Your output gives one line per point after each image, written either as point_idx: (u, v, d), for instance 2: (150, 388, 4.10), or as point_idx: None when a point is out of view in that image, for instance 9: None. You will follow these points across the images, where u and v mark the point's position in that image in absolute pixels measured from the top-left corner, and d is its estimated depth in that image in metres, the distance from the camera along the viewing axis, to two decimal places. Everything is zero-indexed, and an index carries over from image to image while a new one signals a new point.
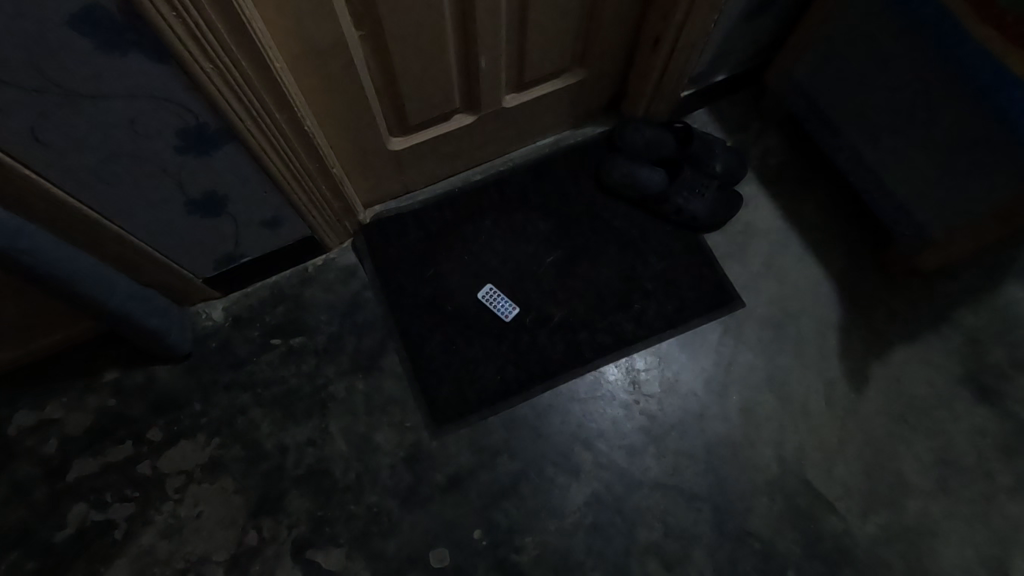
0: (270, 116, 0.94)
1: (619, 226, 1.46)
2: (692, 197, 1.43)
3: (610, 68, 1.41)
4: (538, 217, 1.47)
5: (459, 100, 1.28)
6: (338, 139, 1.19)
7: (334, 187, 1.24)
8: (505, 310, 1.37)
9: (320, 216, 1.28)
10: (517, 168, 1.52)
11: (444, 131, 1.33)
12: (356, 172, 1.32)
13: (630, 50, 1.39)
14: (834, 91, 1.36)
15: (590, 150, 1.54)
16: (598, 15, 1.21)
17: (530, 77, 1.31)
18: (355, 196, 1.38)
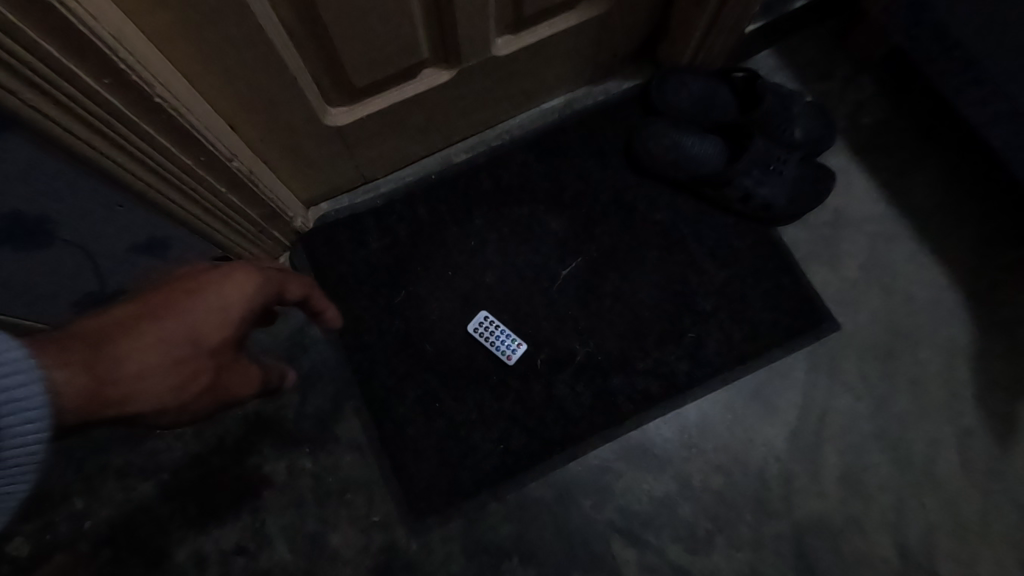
0: (50, 60, 0.51)
1: (660, 220, 1.06)
2: (766, 177, 1.01)
3: None
4: (548, 212, 1.07)
5: (427, 48, 0.85)
6: (235, 114, 0.77)
7: (239, 186, 0.82)
8: (506, 349, 0.97)
9: (225, 228, 0.86)
10: (516, 142, 1.11)
11: (406, 94, 0.91)
12: (279, 161, 0.90)
13: None
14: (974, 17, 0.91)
15: (616, 114, 1.12)
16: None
17: (529, 10, 0.88)
18: (285, 192, 0.97)
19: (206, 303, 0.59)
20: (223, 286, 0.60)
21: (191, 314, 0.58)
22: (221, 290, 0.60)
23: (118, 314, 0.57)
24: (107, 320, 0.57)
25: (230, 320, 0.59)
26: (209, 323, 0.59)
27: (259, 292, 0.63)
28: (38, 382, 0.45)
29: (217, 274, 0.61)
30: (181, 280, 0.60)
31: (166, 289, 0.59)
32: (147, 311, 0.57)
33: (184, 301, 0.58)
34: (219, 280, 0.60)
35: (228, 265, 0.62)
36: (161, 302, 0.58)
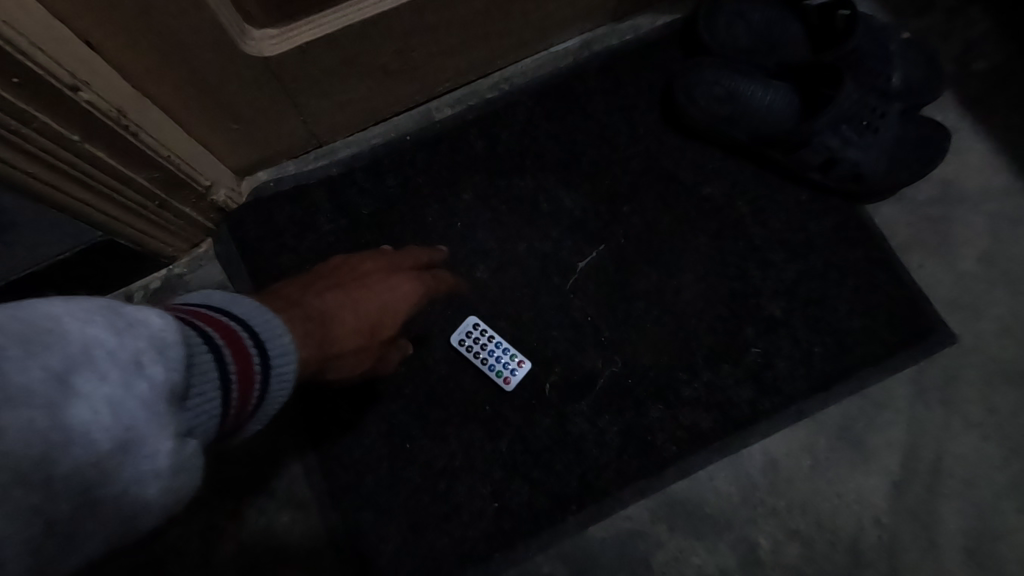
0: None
1: (711, 195, 0.79)
2: (857, 138, 0.74)
3: None
4: (559, 184, 0.80)
5: None
6: (85, 22, 0.49)
7: (94, 132, 0.54)
8: (503, 369, 0.72)
9: (84, 196, 0.58)
10: (518, 93, 0.84)
11: (366, 18, 0.64)
12: (178, 105, 0.63)
13: None
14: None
15: (649, 56, 0.85)
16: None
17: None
18: (199, 154, 0.70)
19: (388, 299, 0.64)
20: (400, 288, 0.65)
21: (372, 312, 0.62)
22: (404, 296, 0.65)
23: (323, 300, 0.60)
24: (301, 292, 0.61)
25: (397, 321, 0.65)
26: (375, 317, 0.63)
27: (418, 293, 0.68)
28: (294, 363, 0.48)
29: (393, 275, 0.66)
30: (354, 265, 0.66)
31: (358, 283, 0.63)
32: (340, 303, 0.61)
33: (371, 306, 0.62)
34: (393, 285, 0.65)
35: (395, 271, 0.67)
36: (356, 292, 0.62)
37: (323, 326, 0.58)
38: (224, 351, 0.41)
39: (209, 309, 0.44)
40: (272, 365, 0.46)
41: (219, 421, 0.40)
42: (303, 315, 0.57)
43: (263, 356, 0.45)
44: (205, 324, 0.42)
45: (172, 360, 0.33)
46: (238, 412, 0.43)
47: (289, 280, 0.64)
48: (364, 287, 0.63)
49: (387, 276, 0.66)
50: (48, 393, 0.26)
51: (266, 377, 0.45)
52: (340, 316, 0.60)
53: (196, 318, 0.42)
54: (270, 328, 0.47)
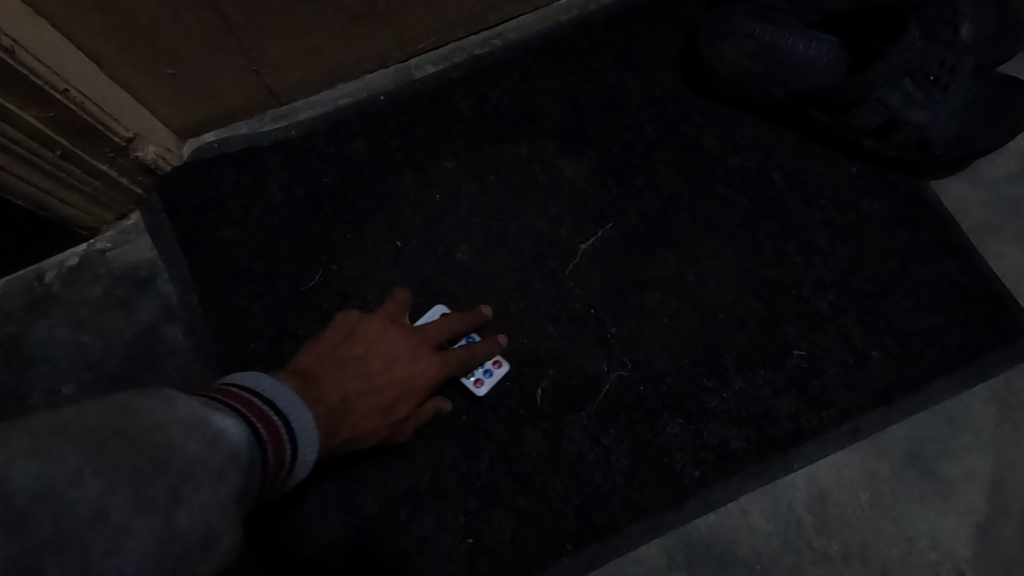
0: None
1: (742, 168, 0.66)
2: (923, 97, 0.61)
3: None
4: (560, 152, 0.67)
5: None
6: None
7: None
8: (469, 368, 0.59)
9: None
10: (513, 50, 0.72)
11: None
12: (74, 25, 0.50)
13: None
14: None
15: (669, 8, 0.72)
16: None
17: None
18: (118, 95, 0.57)
19: (412, 387, 0.52)
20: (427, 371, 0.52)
21: (389, 404, 0.51)
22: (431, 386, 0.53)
23: (339, 388, 0.49)
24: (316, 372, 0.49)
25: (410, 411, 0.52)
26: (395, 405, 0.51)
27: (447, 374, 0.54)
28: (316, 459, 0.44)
29: (422, 354, 0.53)
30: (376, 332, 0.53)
31: (382, 366, 0.51)
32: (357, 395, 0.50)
33: (393, 397, 0.51)
34: (411, 375, 0.52)
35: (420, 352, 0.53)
36: (375, 377, 0.51)
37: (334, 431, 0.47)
38: (268, 446, 0.38)
39: (252, 392, 0.40)
40: (298, 460, 0.42)
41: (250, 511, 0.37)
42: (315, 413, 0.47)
43: (295, 450, 0.41)
44: (250, 409, 0.38)
45: (243, 469, 0.32)
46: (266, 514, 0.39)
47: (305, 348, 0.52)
48: (385, 371, 0.51)
49: (417, 357, 0.52)
50: (171, 502, 0.25)
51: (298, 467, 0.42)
52: (354, 410, 0.49)
53: (242, 404, 0.39)
54: (303, 419, 0.42)
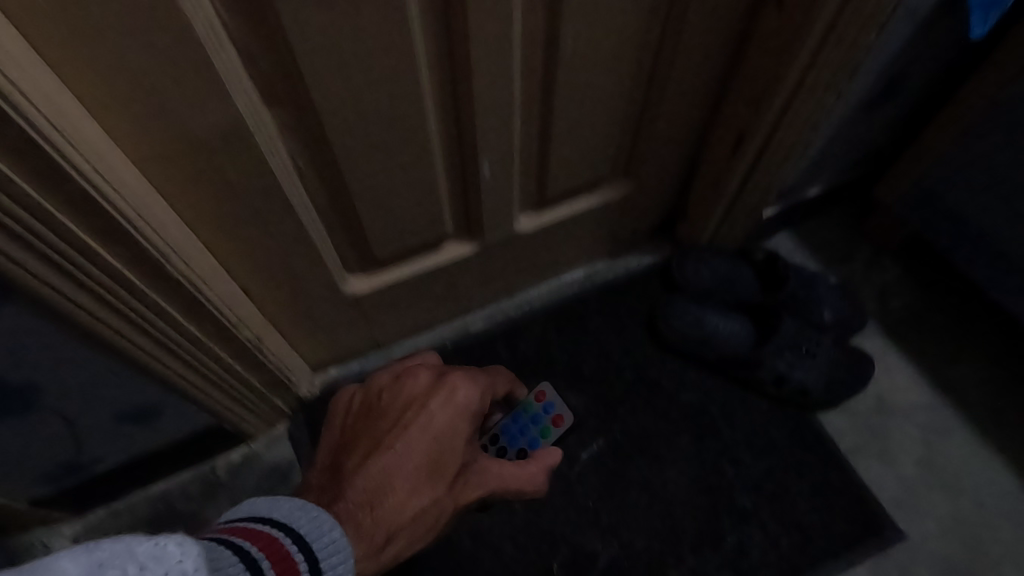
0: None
1: (689, 402, 0.99)
2: (800, 362, 0.96)
3: (665, 179, 1.01)
4: (567, 388, 1.01)
5: (450, 224, 0.87)
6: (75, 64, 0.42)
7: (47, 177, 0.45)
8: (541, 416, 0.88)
9: (16, 255, 0.48)
10: (533, 313, 1.09)
11: (431, 268, 0.91)
12: (183, 196, 0.57)
13: (695, 151, 0.98)
14: (994, 210, 0.90)
15: (637, 288, 1.11)
16: (664, 61, 0.75)
17: (554, 187, 0.90)
18: (224, 284, 0.70)
19: (444, 429, 0.57)
20: (445, 405, 0.58)
21: (430, 454, 0.56)
22: (439, 411, 0.58)
23: (374, 445, 0.56)
24: (342, 464, 0.56)
25: (454, 433, 0.58)
26: (439, 457, 0.57)
27: (469, 396, 0.60)
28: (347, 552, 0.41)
29: (435, 392, 0.59)
30: (381, 399, 0.60)
31: (402, 410, 0.58)
32: (386, 452, 0.55)
33: (431, 441, 0.56)
34: (426, 401, 0.58)
35: (427, 380, 0.60)
36: (398, 440, 0.56)
37: (371, 505, 0.52)
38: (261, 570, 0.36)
39: (257, 516, 0.40)
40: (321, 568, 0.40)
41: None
42: (350, 496, 0.52)
43: (312, 559, 0.39)
44: (238, 537, 0.37)
45: None
46: None
47: (344, 424, 0.61)
48: (403, 426, 0.57)
49: (429, 391, 0.59)
50: None
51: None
52: (401, 468, 0.54)
53: (239, 534, 0.38)
54: (317, 524, 0.41)
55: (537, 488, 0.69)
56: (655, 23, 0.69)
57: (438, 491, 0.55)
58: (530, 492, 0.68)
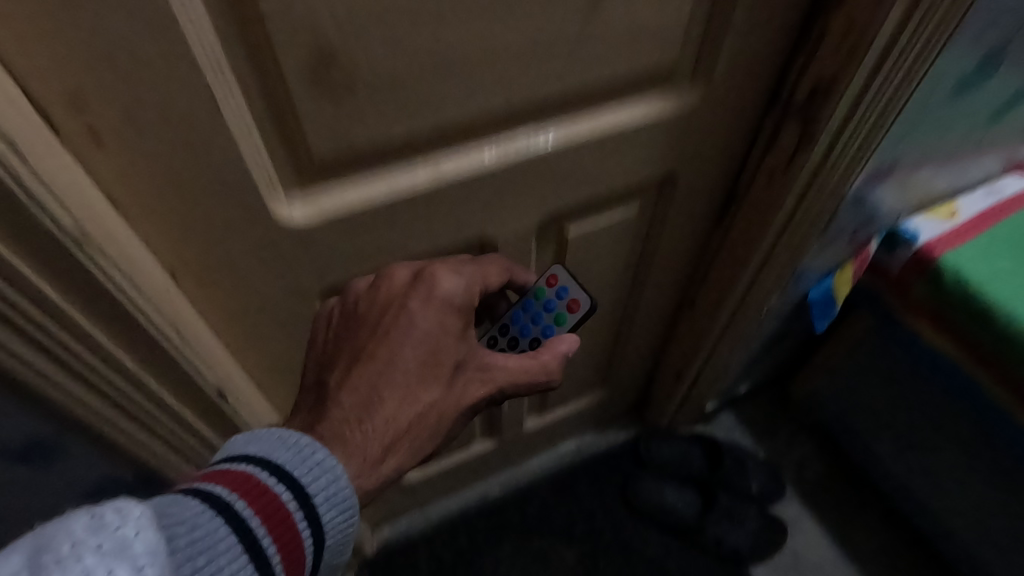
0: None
1: (653, 555, 1.34)
2: (733, 529, 1.34)
3: (631, 384, 1.39)
4: (561, 543, 1.35)
5: (478, 429, 1.25)
6: (56, 82, 0.41)
7: (75, 284, 0.46)
8: (553, 304, 0.73)
9: (45, 370, 0.49)
10: (536, 480, 1.43)
11: (463, 458, 1.29)
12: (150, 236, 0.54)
13: (651, 367, 1.37)
14: (859, 412, 1.29)
15: (615, 460, 1.46)
16: (631, 300, 1.08)
17: (552, 399, 1.28)
18: (214, 349, 0.67)
19: (426, 330, 0.60)
20: (420, 302, 0.61)
21: (419, 344, 0.59)
22: (426, 311, 0.60)
23: (356, 353, 0.59)
24: (325, 379, 0.60)
25: (450, 321, 0.62)
26: (436, 354, 0.60)
27: (457, 284, 0.63)
28: (333, 470, 0.51)
29: (410, 292, 0.61)
30: (359, 306, 0.62)
31: (381, 313, 0.61)
32: (365, 366, 0.58)
33: (426, 344, 0.60)
34: (403, 301, 0.61)
35: (410, 272, 0.64)
36: (383, 345, 0.59)
37: (349, 432, 0.55)
38: (245, 510, 0.45)
39: (239, 456, 0.49)
40: (307, 484, 0.49)
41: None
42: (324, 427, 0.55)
43: (293, 483, 0.48)
44: (228, 485, 0.46)
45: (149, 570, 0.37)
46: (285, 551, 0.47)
47: (327, 345, 0.63)
48: (384, 330, 0.59)
49: (411, 279, 0.63)
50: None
51: (342, 509, 0.51)
52: (386, 381, 0.58)
53: (223, 480, 0.46)
54: (299, 457, 0.50)
55: (551, 373, 0.69)
56: (638, 241, 0.92)
57: (441, 387, 0.60)
58: (546, 383, 0.69)
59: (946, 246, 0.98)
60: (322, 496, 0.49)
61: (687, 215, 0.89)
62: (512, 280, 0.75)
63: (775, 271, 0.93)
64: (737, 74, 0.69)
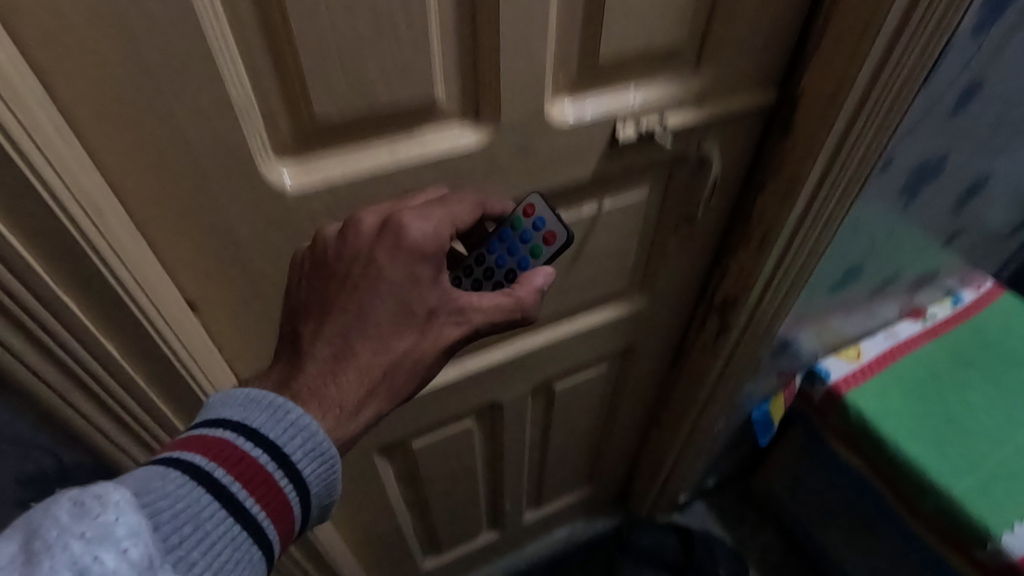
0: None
1: None
2: None
3: (615, 477, 1.75)
4: None
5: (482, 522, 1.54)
6: (144, 200, 0.63)
7: (124, 331, 0.63)
8: (529, 232, 0.79)
9: (83, 405, 0.64)
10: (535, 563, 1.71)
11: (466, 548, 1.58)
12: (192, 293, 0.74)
13: (630, 463, 1.74)
14: (821, 491, 1.71)
15: (600, 549, 1.73)
16: (606, 439, 1.58)
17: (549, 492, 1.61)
18: (218, 362, 0.81)
19: (396, 282, 0.67)
20: (388, 253, 0.67)
21: (391, 304, 0.67)
22: (391, 262, 0.67)
23: (331, 301, 0.67)
24: (300, 327, 0.67)
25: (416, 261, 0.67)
26: (406, 303, 0.68)
27: (425, 231, 0.68)
28: (308, 425, 0.61)
29: (376, 246, 0.67)
30: (332, 260, 0.68)
31: (352, 261, 0.67)
32: (337, 321, 0.66)
33: (395, 295, 0.67)
34: (371, 256, 0.67)
35: (377, 216, 0.69)
36: (357, 292, 0.66)
37: (325, 392, 0.64)
38: (229, 476, 0.57)
39: (221, 425, 0.59)
40: (283, 442, 0.60)
41: (285, 545, 0.62)
42: (299, 385, 0.64)
43: (272, 442, 0.59)
44: (207, 456, 0.57)
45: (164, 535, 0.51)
46: (274, 512, 0.59)
47: (298, 288, 0.69)
48: (353, 284, 0.66)
49: (375, 232, 0.68)
50: None
51: (323, 461, 0.62)
52: (356, 332, 0.66)
53: (203, 452, 0.57)
54: (274, 421, 0.60)
55: (527, 305, 0.76)
56: (616, 364, 1.36)
57: (414, 336, 0.68)
58: (523, 310, 0.76)
59: (851, 385, 1.53)
60: (298, 452, 0.60)
61: (651, 343, 1.33)
62: (488, 212, 0.81)
63: (728, 384, 1.37)
64: (688, 195, 1.03)
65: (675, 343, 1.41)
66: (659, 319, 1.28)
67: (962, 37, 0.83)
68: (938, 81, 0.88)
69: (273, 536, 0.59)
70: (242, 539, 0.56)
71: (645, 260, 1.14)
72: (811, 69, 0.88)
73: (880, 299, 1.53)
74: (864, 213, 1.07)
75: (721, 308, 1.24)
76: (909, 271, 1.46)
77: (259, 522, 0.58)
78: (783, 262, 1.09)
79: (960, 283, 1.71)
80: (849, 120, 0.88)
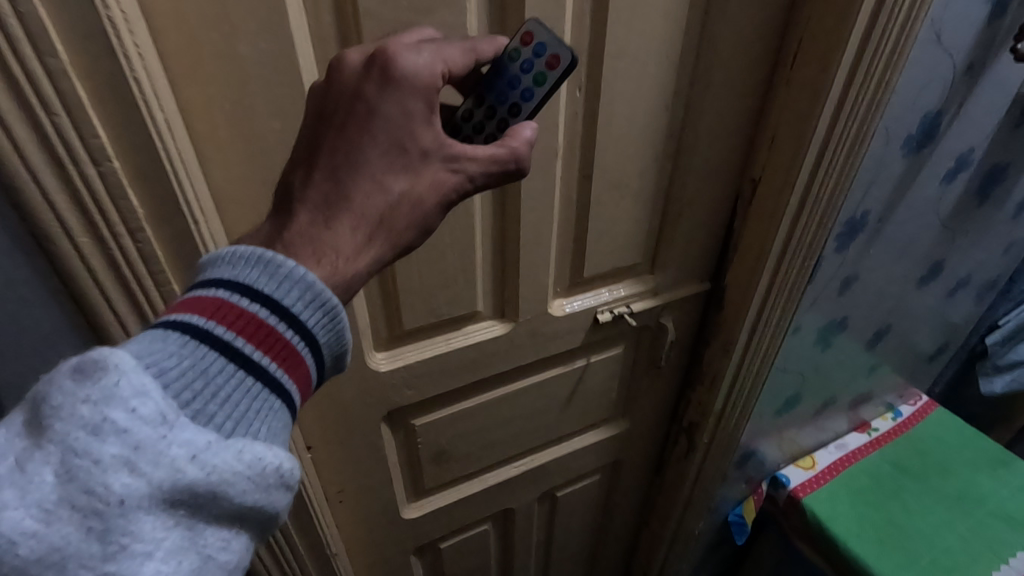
0: (71, 87, 0.77)
1: None
2: None
3: (636, 516, 2.72)
4: None
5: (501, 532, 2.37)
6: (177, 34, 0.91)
7: (119, 105, 0.81)
8: (533, 60, 0.97)
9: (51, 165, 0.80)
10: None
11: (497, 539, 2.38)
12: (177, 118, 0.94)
13: (641, 512, 2.71)
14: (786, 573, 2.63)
15: None
16: (626, 506, 2.63)
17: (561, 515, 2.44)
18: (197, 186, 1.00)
19: (390, 117, 0.80)
20: (376, 83, 0.80)
21: (384, 141, 0.79)
22: (383, 98, 0.80)
23: (334, 134, 0.79)
24: (308, 156, 0.80)
25: (405, 99, 0.80)
26: (401, 141, 0.80)
27: (411, 65, 0.80)
28: (302, 275, 0.72)
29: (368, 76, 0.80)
30: (331, 101, 0.82)
31: (346, 94, 0.81)
32: (333, 159, 0.79)
33: (387, 129, 0.80)
34: (360, 100, 0.80)
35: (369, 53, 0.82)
36: (353, 118, 0.79)
37: (321, 240, 0.76)
38: (230, 333, 0.69)
39: (217, 286, 0.71)
40: (279, 291, 0.71)
41: (301, 385, 0.74)
42: (290, 234, 0.76)
43: (270, 294, 0.71)
44: (208, 315, 0.69)
45: (169, 396, 0.63)
46: (279, 360, 0.71)
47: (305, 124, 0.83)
48: (351, 118, 0.79)
49: (364, 65, 0.81)
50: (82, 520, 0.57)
51: (327, 313, 0.74)
52: (356, 162, 0.78)
53: (205, 313, 0.69)
54: (269, 274, 0.71)
55: (522, 156, 0.89)
56: (614, 455, 2.33)
57: (409, 175, 0.81)
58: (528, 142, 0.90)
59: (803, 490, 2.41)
60: (294, 300, 0.72)
61: (646, 409, 2.22)
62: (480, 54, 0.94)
63: (697, 476, 2.31)
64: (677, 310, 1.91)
65: (658, 455, 2.48)
66: (642, 436, 2.33)
67: (829, 254, 1.71)
68: (836, 247, 1.70)
69: (289, 386, 0.72)
70: (259, 391, 0.70)
71: (625, 392, 2.15)
72: (749, 225, 1.69)
73: (828, 418, 2.51)
74: (786, 364, 2.02)
75: (688, 428, 2.25)
76: (838, 401, 2.45)
77: (270, 373, 0.70)
78: (737, 374, 1.96)
79: (900, 402, 2.75)
80: (784, 243, 1.62)
